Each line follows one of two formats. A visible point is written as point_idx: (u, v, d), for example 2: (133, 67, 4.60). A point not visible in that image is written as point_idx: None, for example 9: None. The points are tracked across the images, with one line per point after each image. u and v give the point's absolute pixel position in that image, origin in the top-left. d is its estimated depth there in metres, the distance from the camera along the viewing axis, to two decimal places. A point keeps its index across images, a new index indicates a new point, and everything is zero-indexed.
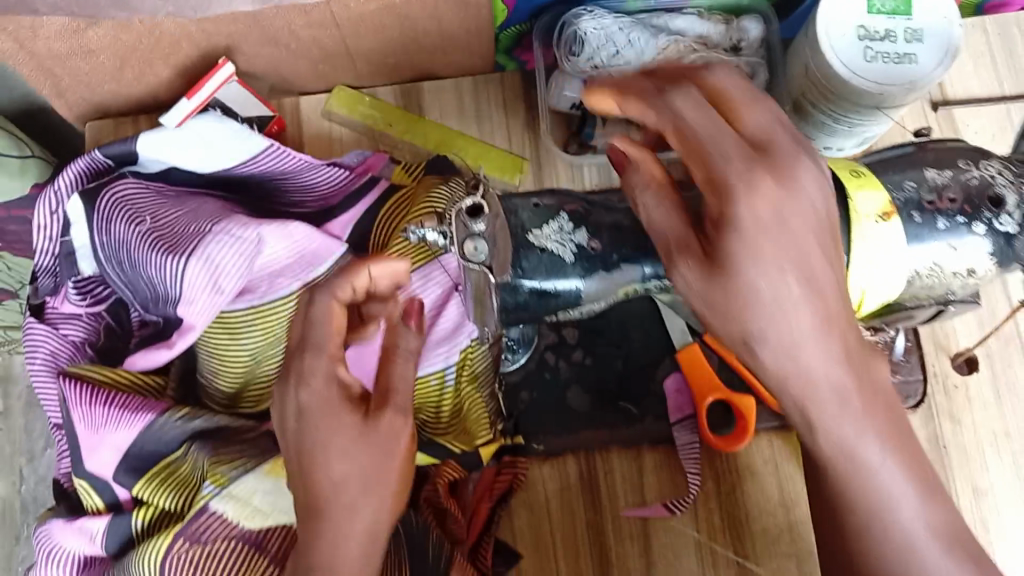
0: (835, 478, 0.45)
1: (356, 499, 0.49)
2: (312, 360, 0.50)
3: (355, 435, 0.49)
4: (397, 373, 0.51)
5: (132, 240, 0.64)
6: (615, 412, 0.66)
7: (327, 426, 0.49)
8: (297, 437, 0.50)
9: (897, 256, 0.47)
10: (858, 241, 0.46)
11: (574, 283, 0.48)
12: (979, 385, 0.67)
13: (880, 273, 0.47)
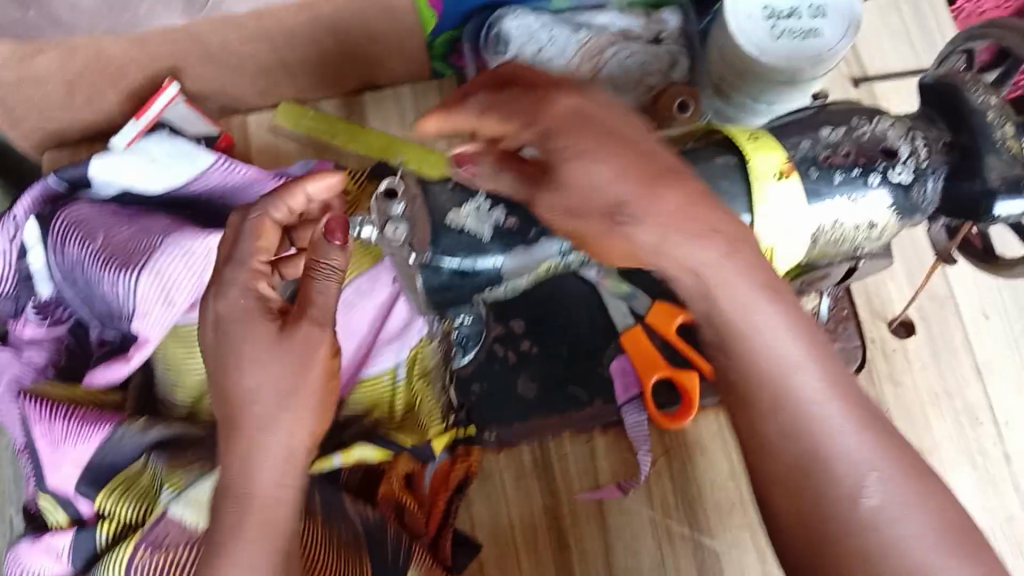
0: (756, 402, 0.43)
1: (276, 424, 0.49)
2: (233, 270, 0.51)
3: (273, 348, 0.49)
4: (315, 292, 0.50)
5: (86, 259, 0.67)
6: (565, 398, 0.68)
7: (243, 335, 0.50)
8: (217, 344, 0.50)
9: (798, 213, 0.50)
10: (756, 202, 0.49)
11: (495, 259, 0.50)
12: (918, 346, 0.69)
13: (782, 228, 0.50)
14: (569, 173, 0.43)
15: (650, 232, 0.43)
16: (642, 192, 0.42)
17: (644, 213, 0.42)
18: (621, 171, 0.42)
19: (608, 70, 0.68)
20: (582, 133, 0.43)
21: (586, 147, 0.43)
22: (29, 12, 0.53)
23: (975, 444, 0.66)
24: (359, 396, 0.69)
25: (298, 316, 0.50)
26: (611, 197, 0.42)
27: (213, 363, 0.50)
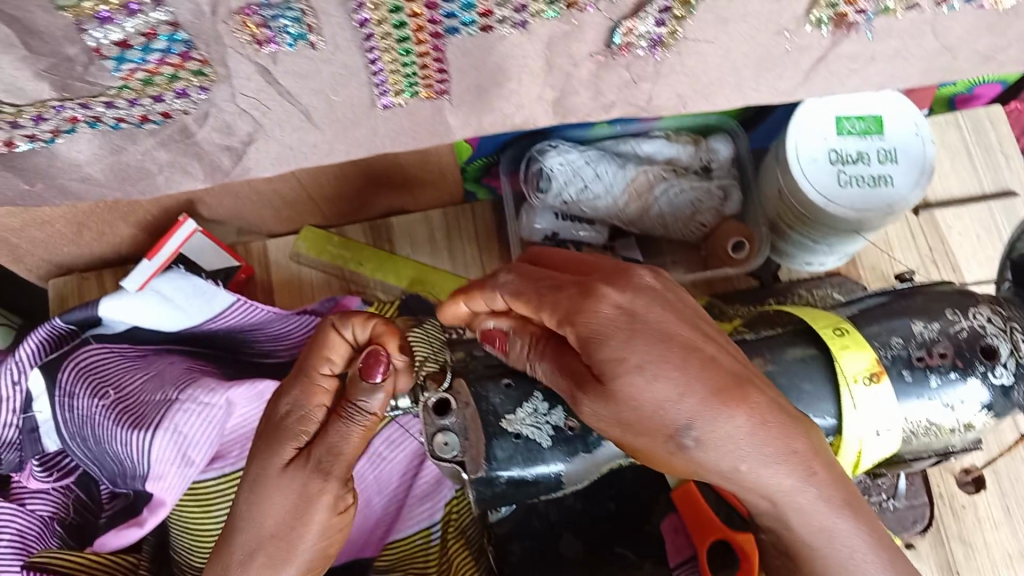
0: None
1: (251, 565, 0.44)
2: (289, 379, 0.46)
3: (284, 484, 0.44)
4: (335, 432, 0.45)
5: (97, 415, 0.62)
6: (612, 559, 0.63)
7: (263, 454, 0.45)
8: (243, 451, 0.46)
9: (891, 419, 0.45)
10: (845, 409, 0.45)
11: (555, 467, 0.45)
12: (988, 502, 0.64)
13: (875, 437, 0.45)
14: (623, 392, 0.37)
15: (722, 458, 0.37)
16: (716, 423, 0.37)
17: (712, 434, 0.37)
18: (686, 388, 0.37)
19: (656, 207, 0.64)
20: (641, 341, 0.37)
21: (642, 360, 0.37)
22: (34, 185, 0.48)
23: None
24: (390, 557, 0.63)
25: (314, 455, 0.44)
26: (675, 418, 0.37)
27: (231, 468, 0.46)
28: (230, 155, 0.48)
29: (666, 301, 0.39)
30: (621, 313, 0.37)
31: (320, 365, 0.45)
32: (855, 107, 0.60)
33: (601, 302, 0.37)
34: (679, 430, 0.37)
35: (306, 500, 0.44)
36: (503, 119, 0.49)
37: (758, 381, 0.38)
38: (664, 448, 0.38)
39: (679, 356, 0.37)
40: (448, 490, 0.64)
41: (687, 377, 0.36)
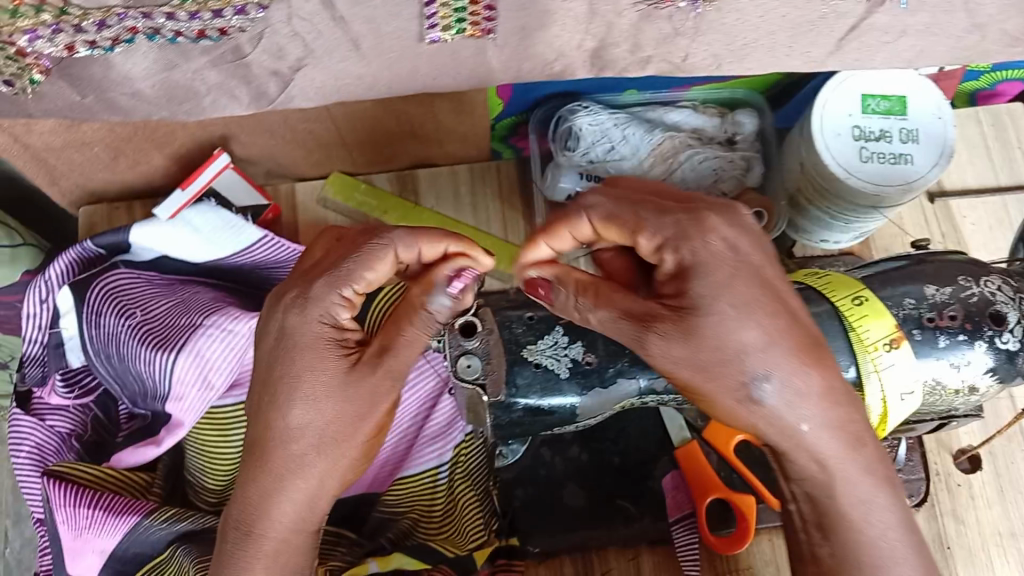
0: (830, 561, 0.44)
1: (310, 472, 0.46)
2: (326, 288, 0.45)
3: (338, 385, 0.45)
4: (403, 339, 0.46)
5: (120, 333, 0.64)
6: (612, 509, 0.65)
7: (309, 364, 0.45)
8: (273, 363, 0.45)
9: (912, 382, 0.47)
10: (869, 376, 0.46)
11: (570, 399, 0.48)
12: (982, 482, 0.66)
13: (898, 400, 0.47)
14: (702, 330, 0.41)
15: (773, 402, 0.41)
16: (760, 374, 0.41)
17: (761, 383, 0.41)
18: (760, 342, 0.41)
19: (680, 172, 0.66)
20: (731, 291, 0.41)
21: (733, 246, 0.41)
22: (86, 97, 0.49)
23: None
24: (397, 494, 0.66)
25: (375, 362, 0.45)
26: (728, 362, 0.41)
27: (261, 381, 0.46)
28: (276, 80, 0.49)
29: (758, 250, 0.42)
30: (726, 251, 0.41)
31: (366, 276, 0.45)
32: (880, 87, 0.62)
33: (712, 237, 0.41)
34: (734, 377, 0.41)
35: (370, 404, 0.45)
36: (543, 66, 0.51)
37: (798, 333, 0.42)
38: (679, 347, 0.41)
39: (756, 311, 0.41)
40: (458, 432, 0.66)
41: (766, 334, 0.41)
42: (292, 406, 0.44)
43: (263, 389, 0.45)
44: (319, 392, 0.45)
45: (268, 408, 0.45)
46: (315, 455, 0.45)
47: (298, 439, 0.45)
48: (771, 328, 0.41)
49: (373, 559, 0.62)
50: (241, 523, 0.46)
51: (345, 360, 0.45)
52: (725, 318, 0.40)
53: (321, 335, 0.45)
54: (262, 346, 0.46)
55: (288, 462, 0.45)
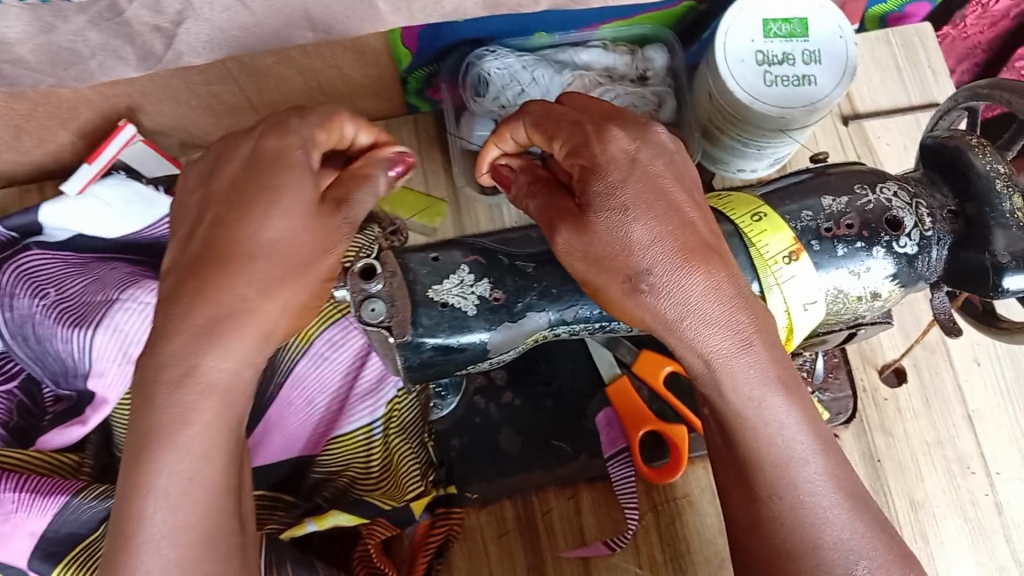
0: (750, 484, 0.45)
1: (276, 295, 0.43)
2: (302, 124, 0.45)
3: (303, 192, 0.44)
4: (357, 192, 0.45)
5: (36, 313, 0.63)
6: (549, 451, 0.66)
7: (290, 183, 0.43)
8: (242, 180, 0.44)
9: (815, 291, 0.47)
10: (770, 290, 0.47)
11: (479, 335, 0.47)
12: (909, 394, 0.67)
13: (802, 311, 0.47)
14: (600, 224, 0.43)
15: (672, 303, 0.42)
16: (677, 280, 0.42)
17: (667, 284, 0.42)
18: (657, 233, 0.42)
19: None
20: (633, 185, 0.43)
21: (633, 154, 0.44)
22: None
23: (967, 495, 0.65)
24: (332, 454, 0.65)
25: (338, 205, 0.44)
26: (638, 261, 0.42)
27: (222, 198, 0.44)
28: (160, 37, 0.48)
29: (674, 161, 0.45)
30: (627, 156, 0.43)
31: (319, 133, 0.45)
32: (781, 11, 0.63)
33: (611, 143, 0.44)
34: (637, 274, 0.42)
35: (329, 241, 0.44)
36: (434, 6, 0.50)
37: (710, 253, 0.43)
38: (576, 240, 0.44)
39: (661, 208, 0.43)
40: (390, 388, 0.65)
41: (662, 226, 0.42)
42: (256, 218, 0.42)
43: (218, 211, 0.43)
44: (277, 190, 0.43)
45: (227, 215, 0.43)
46: (276, 274, 0.43)
47: (265, 257, 0.43)
48: (663, 227, 0.43)
49: (310, 518, 0.61)
50: (176, 367, 0.41)
51: (316, 193, 0.44)
52: (614, 214, 0.43)
53: (298, 160, 0.44)
54: (227, 172, 0.45)
55: (242, 221, 0.43)
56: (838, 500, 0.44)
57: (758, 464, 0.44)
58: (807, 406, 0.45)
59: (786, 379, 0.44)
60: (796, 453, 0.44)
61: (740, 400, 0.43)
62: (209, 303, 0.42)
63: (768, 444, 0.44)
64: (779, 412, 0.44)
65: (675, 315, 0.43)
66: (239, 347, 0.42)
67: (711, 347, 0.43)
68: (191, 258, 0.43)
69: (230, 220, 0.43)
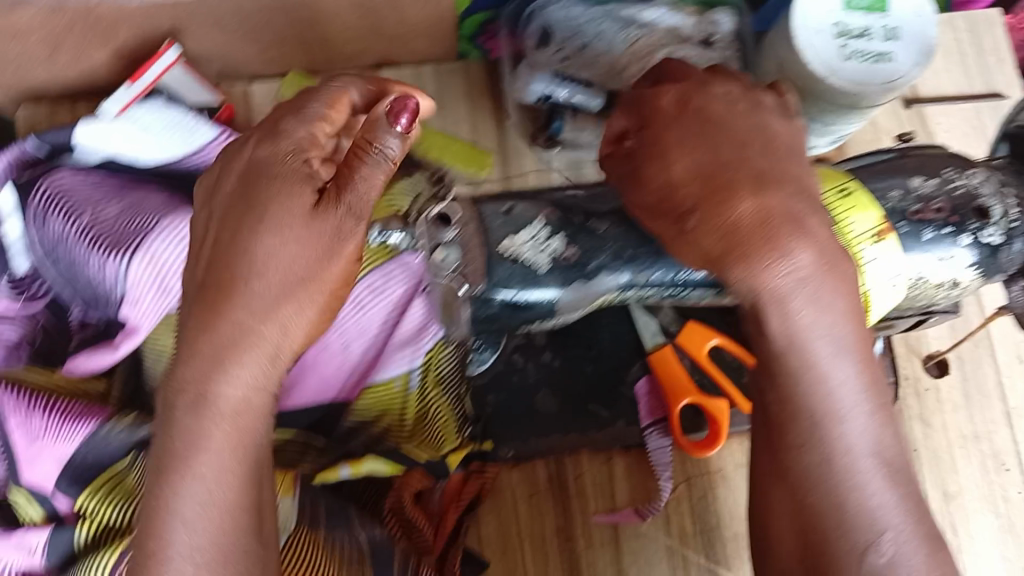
0: (789, 431, 0.43)
1: (282, 309, 0.43)
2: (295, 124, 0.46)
3: (289, 315, 0.44)
4: (357, 175, 0.43)
5: (70, 236, 0.60)
6: (586, 416, 0.65)
7: (280, 200, 0.44)
8: (240, 197, 0.45)
9: (896, 273, 0.46)
10: (853, 270, 0.45)
11: (549, 295, 0.46)
12: (950, 386, 0.66)
13: (881, 292, 0.46)
14: (648, 169, 0.45)
15: (717, 238, 0.42)
16: (721, 211, 0.42)
17: (718, 218, 0.42)
18: (697, 167, 0.43)
19: None
20: (680, 126, 0.44)
21: (683, 101, 0.45)
22: None
23: (1000, 491, 0.65)
24: (368, 401, 0.64)
25: (336, 198, 0.44)
26: (684, 197, 0.43)
27: (226, 217, 0.45)
28: None
29: (734, 109, 0.45)
30: (675, 104, 0.45)
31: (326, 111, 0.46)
32: None
33: (660, 97, 0.46)
34: (686, 212, 0.43)
35: (333, 247, 0.44)
36: None
37: (781, 187, 0.42)
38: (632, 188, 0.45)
39: (702, 145, 0.44)
40: (431, 337, 0.63)
41: (707, 159, 0.43)
42: (256, 235, 0.43)
43: (220, 230, 0.45)
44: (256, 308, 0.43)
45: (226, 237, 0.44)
46: (281, 293, 0.43)
47: (263, 274, 0.43)
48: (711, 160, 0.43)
49: (345, 462, 0.61)
50: (190, 390, 0.43)
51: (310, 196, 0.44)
52: (664, 151, 0.44)
53: (291, 165, 0.45)
54: (229, 184, 0.46)
55: (231, 336, 0.43)
56: (878, 471, 0.42)
57: (795, 411, 0.43)
58: (864, 358, 0.44)
59: (846, 326, 0.43)
60: (842, 404, 0.43)
61: (787, 337, 0.43)
62: (224, 322, 0.43)
63: (810, 389, 0.43)
64: (829, 359, 0.43)
65: (740, 245, 0.42)
66: (240, 370, 0.43)
67: (776, 279, 0.42)
68: (199, 281, 0.45)
69: (232, 241, 0.44)
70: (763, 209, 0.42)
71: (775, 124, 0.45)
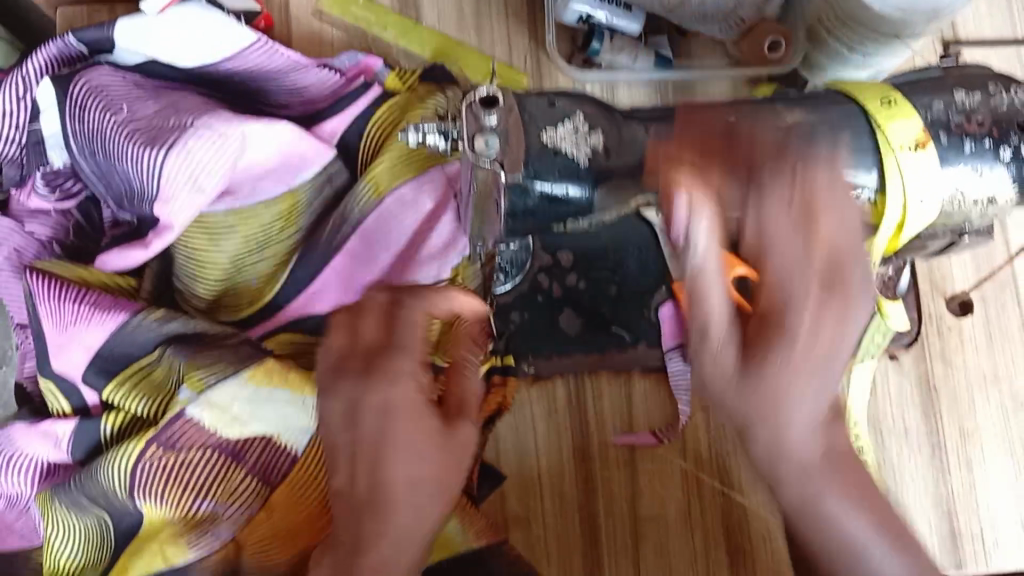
0: (780, 490, 0.42)
1: (415, 503, 0.46)
2: (396, 357, 0.46)
3: (446, 459, 0.46)
4: (462, 386, 0.50)
5: (107, 130, 0.60)
6: (607, 336, 0.65)
7: (400, 427, 0.46)
8: (376, 439, 0.46)
9: (933, 184, 0.46)
10: (890, 177, 0.46)
11: (586, 189, 0.45)
12: (972, 328, 0.66)
13: (916, 204, 0.46)
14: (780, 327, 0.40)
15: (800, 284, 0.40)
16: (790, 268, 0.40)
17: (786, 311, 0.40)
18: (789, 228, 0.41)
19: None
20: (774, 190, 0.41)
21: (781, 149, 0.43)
22: None
23: (1017, 432, 0.65)
24: None
25: (452, 421, 0.48)
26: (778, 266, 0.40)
27: (352, 466, 0.46)
28: None
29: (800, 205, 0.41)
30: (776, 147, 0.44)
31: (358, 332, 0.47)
32: None
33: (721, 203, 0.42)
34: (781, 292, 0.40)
35: (452, 444, 0.47)
36: None
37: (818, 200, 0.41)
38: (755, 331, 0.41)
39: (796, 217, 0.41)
40: (457, 253, 0.64)
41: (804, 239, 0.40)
42: (394, 464, 0.45)
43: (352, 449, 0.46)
44: (408, 528, 0.45)
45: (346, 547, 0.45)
46: (425, 444, 0.46)
47: (410, 492, 0.46)
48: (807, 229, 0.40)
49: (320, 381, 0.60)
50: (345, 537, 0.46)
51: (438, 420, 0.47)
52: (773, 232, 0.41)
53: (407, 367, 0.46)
54: (337, 431, 0.47)
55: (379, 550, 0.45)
56: (857, 514, 0.42)
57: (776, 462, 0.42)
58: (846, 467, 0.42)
59: (819, 374, 0.40)
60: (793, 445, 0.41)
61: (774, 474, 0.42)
62: (372, 511, 0.45)
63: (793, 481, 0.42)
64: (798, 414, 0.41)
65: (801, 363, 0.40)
66: (379, 548, 0.45)
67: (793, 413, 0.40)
68: (349, 496, 0.46)
69: (358, 539, 0.45)
70: (810, 378, 0.40)
71: (820, 170, 0.42)
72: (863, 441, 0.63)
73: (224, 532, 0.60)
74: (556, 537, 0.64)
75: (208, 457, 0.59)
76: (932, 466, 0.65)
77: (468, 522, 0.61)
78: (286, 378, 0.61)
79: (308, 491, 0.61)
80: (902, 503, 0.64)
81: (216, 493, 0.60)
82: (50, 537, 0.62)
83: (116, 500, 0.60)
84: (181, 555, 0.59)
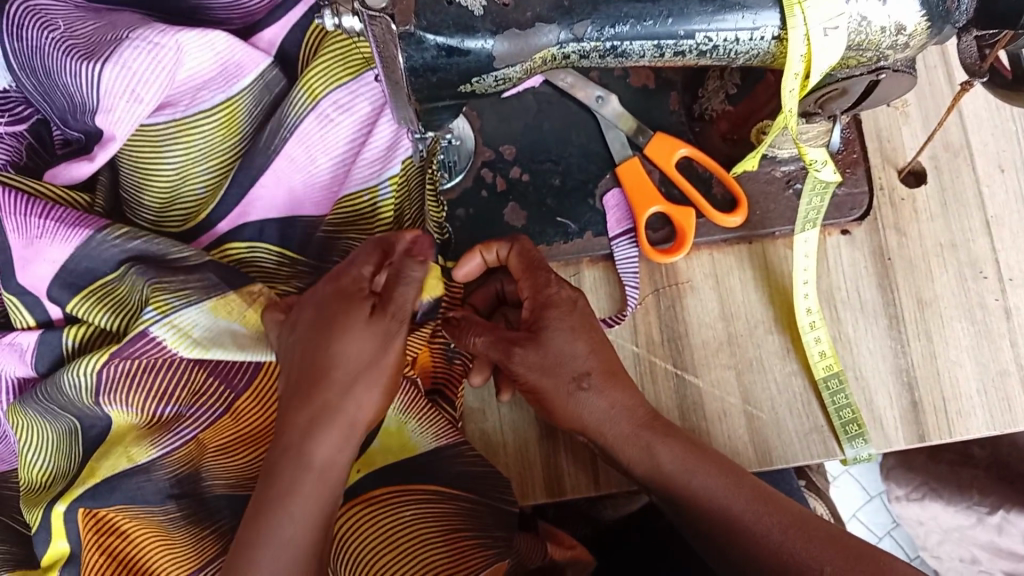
0: (670, 488, 0.57)
1: (337, 383, 0.49)
2: (329, 328, 0.50)
3: (379, 343, 0.49)
4: (338, 347, 0.49)
5: (45, 46, 0.62)
6: (554, 227, 0.65)
7: (340, 312, 0.50)
8: (314, 323, 0.50)
9: (837, 13, 0.45)
10: (788, 9, 0.45)
11: (483, 41, 0.46)
12: (927, 196, 0.66)
13: (821, 37, 0.46)
14: (552, 342, 0.56)
15: (567, 312, 0.57)
16: (578, 366, 0.57)
17: (574, 366, 0.57)
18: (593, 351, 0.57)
19: None
20: (564, 323, 0.57)
21: (575, 299, 0.58)
22: None
23: (976, 299, 0.64)
24: (340, 215, 0.64)
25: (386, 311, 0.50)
26: (578, 370, 0.57)
27: (305, 338, 0.51)
28: None
29: (579, 311, 0.58)
30: (558, 303, 0.58)
31: (304, 303, 0.52)
32: None
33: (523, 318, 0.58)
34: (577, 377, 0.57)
35: (380, 332, 0.49)
36: None
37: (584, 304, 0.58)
38: (535, 354, 0.56)
39: (589, 339, 0.57)
40: (402, 152, 0.64)
41: (583, 343, 0.57)
42: (326, 345, 0.49)
43: (307, 336, 0.51)
44: (338, 412, 0.49)
45: (279, 434, 0.50)
46: (345, 388, 0.49)
47: (337, 369, 0.49)
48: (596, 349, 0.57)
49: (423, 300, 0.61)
50: (282, 409, 0.50)
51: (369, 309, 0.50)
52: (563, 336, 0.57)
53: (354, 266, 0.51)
54: (303, 317, 0.52)
55: (300, 438, 0.48)
56: (740, 498, 0.55)
57: (563, 363, 0.57)
58: (721, 465, 0.57)
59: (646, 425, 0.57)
60: (623, 432, 0.57)
61: (653, 475, 0.57)
62: (305, 392, 0.49)
63: (583, 402, 0.57)
64: (596, 404, 0.57)
65: (605, 374, 0.58)
66: (306, 417, 0.49)
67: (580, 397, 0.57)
68: (292, 381, 0.50)
69: (284, 427, 0.49)
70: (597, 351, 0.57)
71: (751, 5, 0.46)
72: (814, 313, 0.64)
73: (186, 433, 0.60)
74: (512, 431, 0.65)
75: (173, 364, 0.60)
76: (889, 338, 0.64)
77: (423, 423, 0.61)
78: (243, 314, 0.59)
79: (271, 400, 0.62)
80: (860, 374, 0.63)
81: (180, 397, 0.61)
82: (22, 446, 0.61)
83: (84, 407, 0.60)
84: (145, 454, 0.60)
